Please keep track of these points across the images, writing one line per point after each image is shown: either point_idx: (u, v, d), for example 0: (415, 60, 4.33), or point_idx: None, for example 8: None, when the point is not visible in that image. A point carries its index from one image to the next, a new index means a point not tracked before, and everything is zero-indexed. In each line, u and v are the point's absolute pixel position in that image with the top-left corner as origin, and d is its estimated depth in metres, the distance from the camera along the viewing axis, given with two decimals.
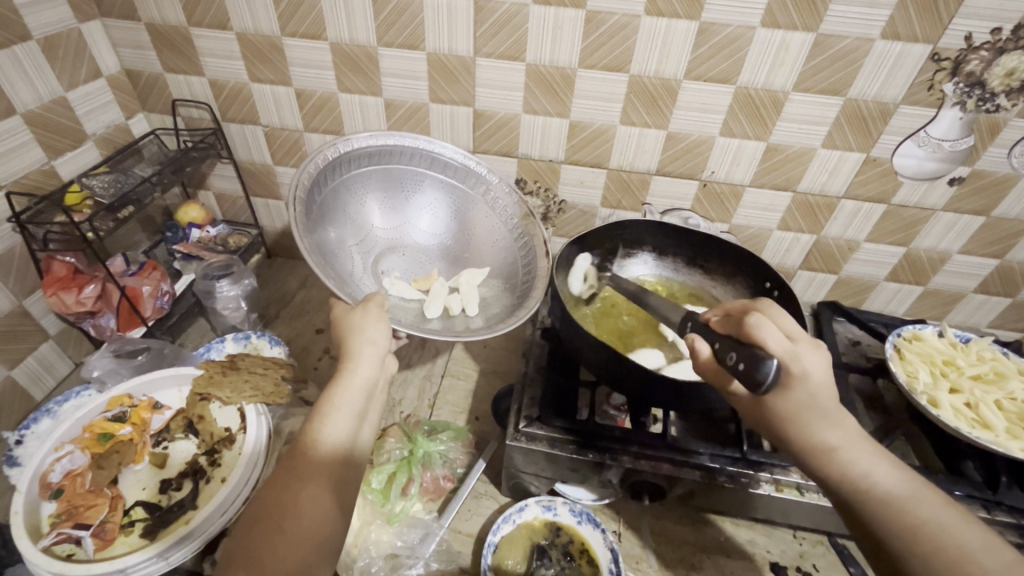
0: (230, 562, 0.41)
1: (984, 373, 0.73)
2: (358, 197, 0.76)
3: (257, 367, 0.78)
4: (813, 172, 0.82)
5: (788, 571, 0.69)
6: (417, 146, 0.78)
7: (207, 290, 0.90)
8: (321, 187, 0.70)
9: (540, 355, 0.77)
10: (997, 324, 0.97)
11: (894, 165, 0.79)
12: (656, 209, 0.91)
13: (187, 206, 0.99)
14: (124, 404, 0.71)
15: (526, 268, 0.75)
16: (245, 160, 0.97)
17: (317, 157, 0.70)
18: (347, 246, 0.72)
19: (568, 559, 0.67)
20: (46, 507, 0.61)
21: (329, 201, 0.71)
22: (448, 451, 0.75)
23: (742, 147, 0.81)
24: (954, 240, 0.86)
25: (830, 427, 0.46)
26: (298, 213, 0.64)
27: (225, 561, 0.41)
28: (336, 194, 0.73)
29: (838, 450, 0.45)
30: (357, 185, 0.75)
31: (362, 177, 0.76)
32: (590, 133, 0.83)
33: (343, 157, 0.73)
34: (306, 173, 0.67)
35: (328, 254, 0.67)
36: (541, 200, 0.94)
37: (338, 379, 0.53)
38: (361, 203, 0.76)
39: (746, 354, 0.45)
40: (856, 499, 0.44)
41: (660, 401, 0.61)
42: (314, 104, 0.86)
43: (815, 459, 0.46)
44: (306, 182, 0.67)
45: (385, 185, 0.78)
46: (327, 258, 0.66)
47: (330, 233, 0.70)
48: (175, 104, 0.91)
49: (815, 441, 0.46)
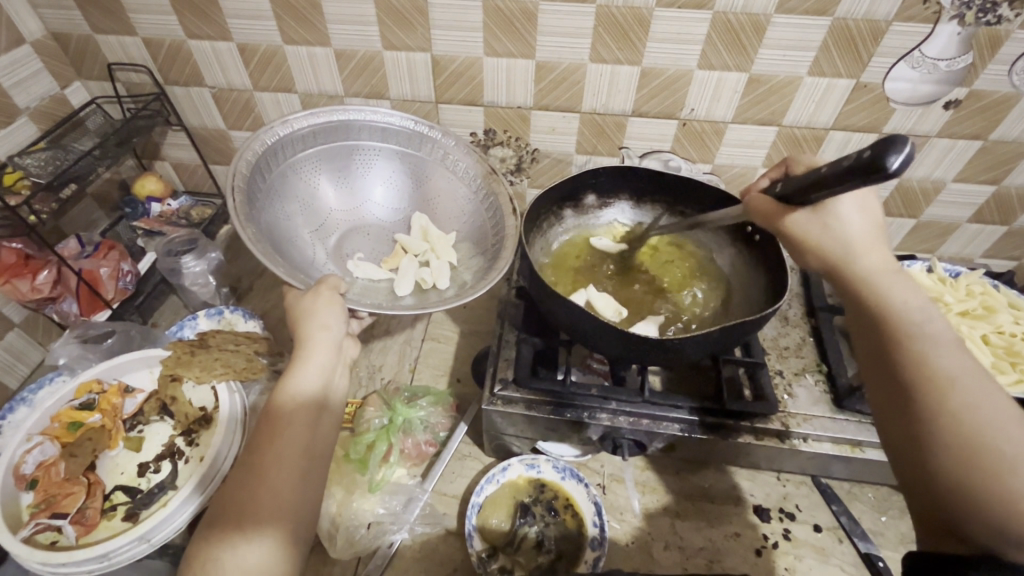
0: (192, 563, 0.43)
1: (973, 308, 0.71)
2: (308, 180, 0.73)
3: (228, 344, 0.76)
4: (799, 103, 0.76)
5: (770, 513, 0.70)
6: (365, 118, 0.74)
7: (172, 268, 0.86)
8: (265, 175, 0.67)
9: (515, 314, 0.74)
10: (991, 253, 0.95)
11: (886, 90, 0.73)
12: (634, 153, 0.86)
13: (143, 178, 0.95)
14: (93, 390, 0.69)
15: (496, 229, 0.72)
16: (197, 126, 0.91)
17: (254, 144, 0.67)
18: (303, 233, 0.70)
19: (553, 515, 0.67)
20: (25, 498, 0.61)
21: (276, 189, 0.69)
22: (429, 416, 0.74)
23: (723, 80, 0.75)
24: (949, 168, 0.82)
25: (897, 285, 0.45)
26: (238, 204, 0.61)
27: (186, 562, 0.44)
28: (284, 180, 0.70)
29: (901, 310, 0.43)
30: (305, 168, 0.72)
31: (309, 158, 0.72)
32: (559, 74, 0.77)
33: (284, 141, 0.70)
34: (243, 163, 0.64)
35: (279, 244, 0.65)
36: (512, 150, 0.89)
37: (293, 369, 0.54)
38: (314, 187, 0.73)
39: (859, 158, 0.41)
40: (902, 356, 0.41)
41: (635, 358, 0.59)
42: (261, 59, 0.80)
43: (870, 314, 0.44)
44: (246, 172, 0.65)
45: (336, 164, 0.74)
46: (279, 249, 0.64)
47: (281, 220, 0.68)
48: (112, 69, 0.84)
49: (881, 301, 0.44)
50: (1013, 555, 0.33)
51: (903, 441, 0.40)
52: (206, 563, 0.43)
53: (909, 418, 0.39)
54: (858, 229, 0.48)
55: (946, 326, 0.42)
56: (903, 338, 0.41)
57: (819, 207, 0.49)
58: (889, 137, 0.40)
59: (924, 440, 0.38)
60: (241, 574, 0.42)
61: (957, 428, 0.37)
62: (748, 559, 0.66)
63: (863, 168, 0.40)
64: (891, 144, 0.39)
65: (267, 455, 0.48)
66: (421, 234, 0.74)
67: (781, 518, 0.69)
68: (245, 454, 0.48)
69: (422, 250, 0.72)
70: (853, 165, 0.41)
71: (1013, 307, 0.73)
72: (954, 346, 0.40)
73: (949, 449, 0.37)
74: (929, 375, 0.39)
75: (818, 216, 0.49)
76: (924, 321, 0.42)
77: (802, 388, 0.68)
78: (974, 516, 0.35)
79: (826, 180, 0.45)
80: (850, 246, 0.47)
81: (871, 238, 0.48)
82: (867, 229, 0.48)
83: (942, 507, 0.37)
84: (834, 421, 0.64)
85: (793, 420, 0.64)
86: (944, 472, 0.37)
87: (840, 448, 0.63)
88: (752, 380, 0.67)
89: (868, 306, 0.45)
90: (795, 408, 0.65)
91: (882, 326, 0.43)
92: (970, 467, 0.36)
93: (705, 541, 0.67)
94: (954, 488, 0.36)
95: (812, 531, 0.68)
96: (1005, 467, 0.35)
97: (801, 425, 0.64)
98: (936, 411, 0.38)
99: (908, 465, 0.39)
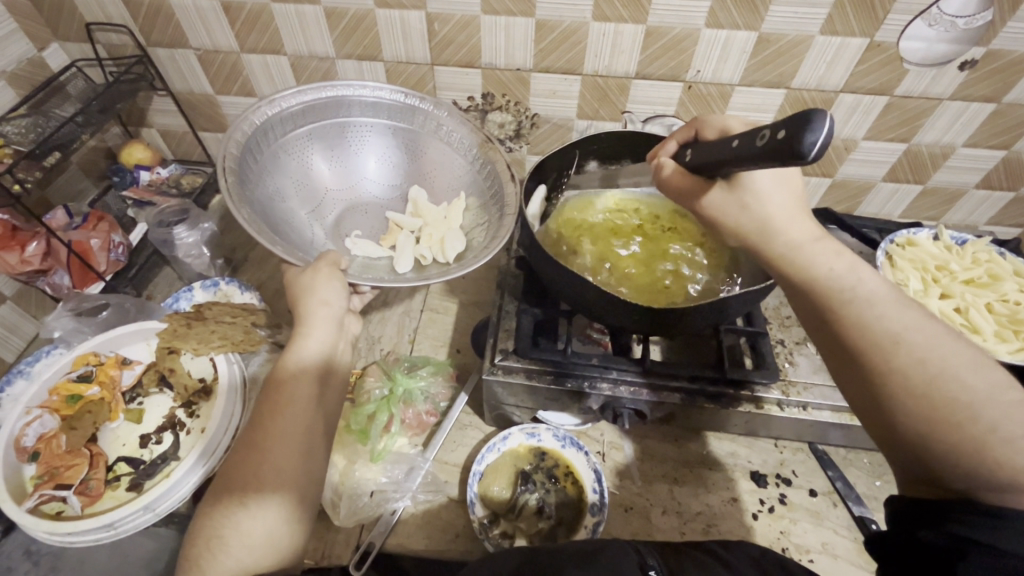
0: (196, 538, 0.45)
1: (978, 276, 0.71)
2: (301, 159, 0.71)
3: (225, 316, 0.74)
4: (809, 64, 0.73)
5: (768, 479, 0.71)
6: (355, 93, 0.71)
7: (165, 239, 0.85)
8: (257, 155, 0.66)
9: (515, 285, 0.72)
10: (996, 221, 0.93)
11: (901, 50, 0.70)
12: (638, 117, 0.83)
13: (130, 146, 0.92)
14: (90, 363, 0.69)
15: (495, 197, 0.70)
16: (182, 91, 0.87)
17: (241, 125, 0.64)
18: (299, 213, 0.69)
19: (553, 482, 0.68)
20: (27, 470, 0.61)
21: (268, 169, 0.67)
22: (429, 386, 0.74)
23: (731, 40, 0.72)
24: (960, 132, 0.80)
25: (821, 253, 0.43)
26: (230, 184, 0.59)
27: (191, 537, 0.45)
28: (276, 160, 0.68)
29: (828, 280, 0.42)
30: (297, 147, 0.70)
31: (300, 137, 0.70)
32: (560, 34, 0.73)
33: (273, 120, 0.67)
34: (232, 144, 0.62)
35: (276, 224, 0.64)
36: (511, 116, 0.86)
37: (292, 346, 0.53)
38: (308, 167, 0.71)
39: (787, 123, 0.35)
40: (836, 328, 0.41)
41: (636, 329, 0.59)
42: (246, 18, 0.76)
43: (800, 290, 0.43)
44: (236, 152, 0.63)
45: (328, 141, 0.72)
46: (276, 229, 0.63)
47: (276, 202, 0.66)
48: (90, 29, 0.80)
49: (808, 272, 0.43)
50: (985, 496, 0.35)
51: (863, 406, 0.41)
52: (209, 541, 0.43)
53: (862, 383, 0.40)
54: (781, 205, 0.44)
55: (875, 283, 0.42)
56: (840, 310, 0.41)
57: (735, 185, 0.44)
58: (805, 111, 0.34)
59: (880, 402, 0.39)
60: (246, 548, 0.43)
61: (910, 390, 0.37)
62: (745, 524, 0.67)
63: (785, 152, 0.35)
64: (807, 121, 0.34)
65: (267, 435, 0.48)
66: (418, 210, 0.72)
67: (778, 483, 0.70)
68: (246, 432, 0.48)
69: (418, 226, 0.71)
70: (767, 148, 0.37)
71: (1018, 275, 0.72)
72: (887, 303, 0.40)
73: (912, 411, 0.37)
74: (874, 341, 0.39)
75: (736, 196, 0.45)
76: (852, 284, 0.42)
77: (803, 356, 0.68)
78: (951, 469, 0.36)
79: (742, 161, 0.40)
80: (767, 225, 0.44)
81: (794, 208, 0.44)
82: (787, 204, 0.44)
83: (921, 465, 0.38)
84: (835, 390, 0.65)
85: (794, 389, 0.64)
86: (915, 438, 0.38)
87: (839, 416, 0.64)
88: (754, 349, 0.67)
89: (796, 281, 0.43)
90: (795, 376, 0.65)
91: (813, 301, 0.42)
92: (934, 424, 0.37)
93: (703, 506, 0.68)
94: (927, 446, 0.37)
95: (808, 495, 0.69)
96: (964, 417, 0.36)
97: (802, 394, 0.64)
98: (883, 374, 0.38)
99: (875, 427, 0.41)
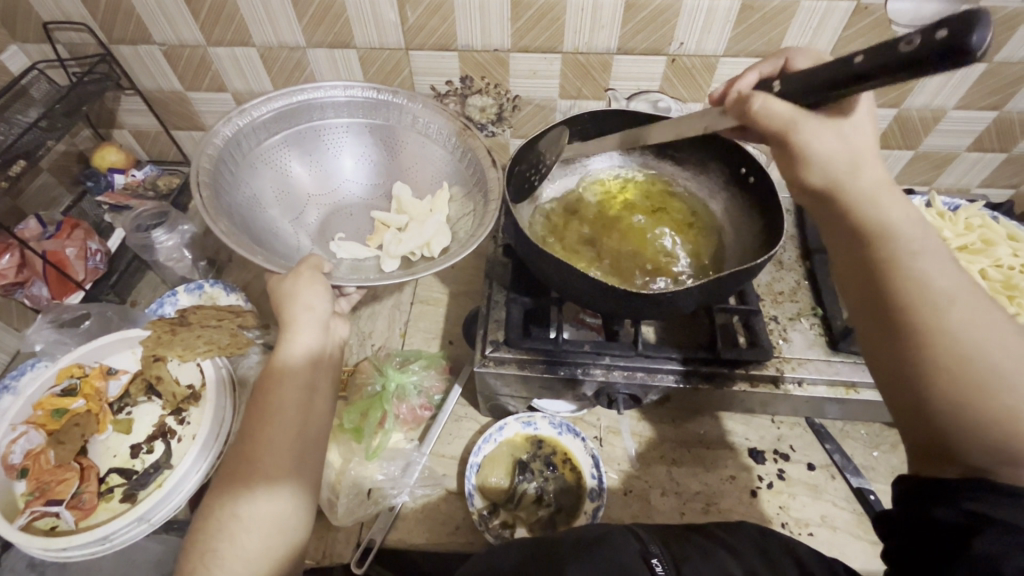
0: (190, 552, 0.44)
1: (971, 242, 0.70)
2: (279, 168, 0.69)
3: (210, 319, 0.72)
4: (795, 30, 0.71)
5: (765, 455, 0.71)
6: (326, 95, 0.69)
7: (144, 244, 0.83)
8: (233, 166, 0.64)
9: (503, 273, 0.71)
10: (990, 182, 0.92)
11: (888, 12, 0.68)
12: (621, 95, 0.81)
13: (103, 149, 0.90)
14: (74, 375, 0.67)
15: (479, 184, 0.68)
16: (150, 89, 0.84)
17: (213, 139, 0.63)
18: (282, 221, 0.67)
19: (551, 470, 0.68)
20: (18, 487, 0.60)
21: (244, 179, 0.65)
22: (422, 380, 0.73)
23: (714, 9, 0.69)
24: (952, 94, 0.78)
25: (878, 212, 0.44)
26: (205, 198, 0.58)
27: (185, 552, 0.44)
28: (253, 170, 0.66)
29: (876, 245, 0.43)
30: (274, 156, 0.68)
31: (276, 145, 0.68)
32: (537, 11, 0.71)
33: (245, 131, 0.66)
34: (205, 159, 0.61)
35: (258, 235, 0.63)
36: (492, 99, 0.83)
37: (278, 353, 0.52)
38: (287, 174, 0.70)
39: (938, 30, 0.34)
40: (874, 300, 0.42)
41: (626, 314, 0.58)
42: (209, 9, 0.72)
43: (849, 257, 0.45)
44: (209, 165, 0.61)
45: (305, 146, 0.70)
46: (258, 239, 0.62)
47: (256, 211, 0.65)
48: (48, 29, 0.77)
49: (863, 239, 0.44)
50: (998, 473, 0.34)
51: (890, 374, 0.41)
52: (203, 556, 0.43)
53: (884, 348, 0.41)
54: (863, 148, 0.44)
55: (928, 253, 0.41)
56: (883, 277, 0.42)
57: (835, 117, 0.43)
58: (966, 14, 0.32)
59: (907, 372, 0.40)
60: (240, 561, 0.42)
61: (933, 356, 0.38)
62: (743, 501, 0.67)
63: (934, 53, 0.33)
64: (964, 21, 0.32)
65: (258, 443, 0.47)
66: (402, 205, 0.70)
67: (776, 459, 0.70)
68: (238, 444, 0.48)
69: (403, 223, 0.69)
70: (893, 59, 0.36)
71: (1012, 239, 0.71)
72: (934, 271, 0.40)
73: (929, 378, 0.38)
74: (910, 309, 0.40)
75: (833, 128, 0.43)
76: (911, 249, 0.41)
77: (797, 332, 0.67)
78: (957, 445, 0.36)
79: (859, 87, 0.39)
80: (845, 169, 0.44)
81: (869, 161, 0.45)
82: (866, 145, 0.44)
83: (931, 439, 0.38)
84: (830, 364, 0.64)
85: (788, 366, 0.64)
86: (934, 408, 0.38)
87: (834, 390, 0.63)
88: (747, 328, 0.66)
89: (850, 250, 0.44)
90: (789, 353, 0.65)
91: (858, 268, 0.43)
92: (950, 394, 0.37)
93: (702, 485, 0.68)
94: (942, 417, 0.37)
95: (806, 469, 0.69)
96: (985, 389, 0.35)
97: (796, 369, 0.64)
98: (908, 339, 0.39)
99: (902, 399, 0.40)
